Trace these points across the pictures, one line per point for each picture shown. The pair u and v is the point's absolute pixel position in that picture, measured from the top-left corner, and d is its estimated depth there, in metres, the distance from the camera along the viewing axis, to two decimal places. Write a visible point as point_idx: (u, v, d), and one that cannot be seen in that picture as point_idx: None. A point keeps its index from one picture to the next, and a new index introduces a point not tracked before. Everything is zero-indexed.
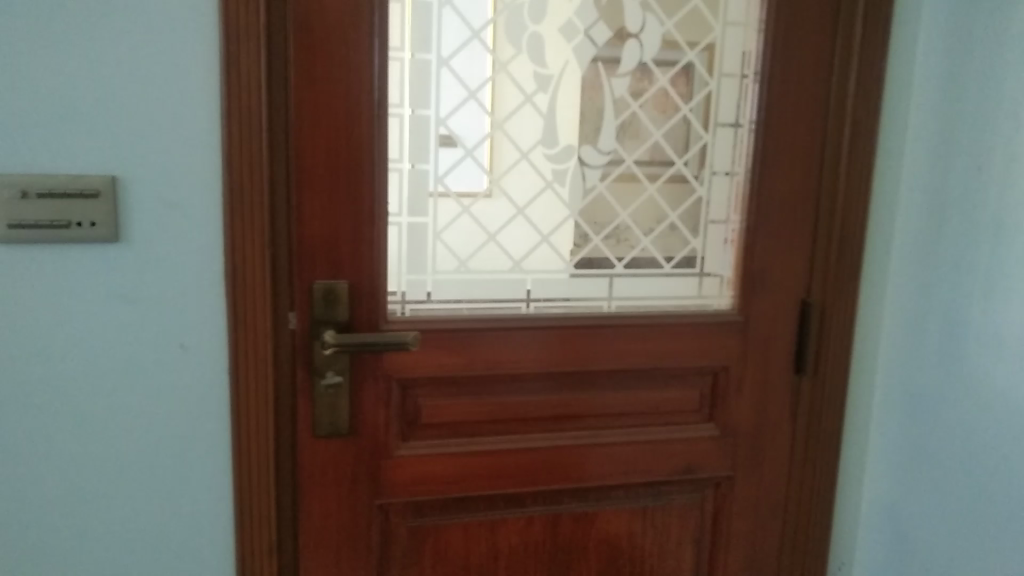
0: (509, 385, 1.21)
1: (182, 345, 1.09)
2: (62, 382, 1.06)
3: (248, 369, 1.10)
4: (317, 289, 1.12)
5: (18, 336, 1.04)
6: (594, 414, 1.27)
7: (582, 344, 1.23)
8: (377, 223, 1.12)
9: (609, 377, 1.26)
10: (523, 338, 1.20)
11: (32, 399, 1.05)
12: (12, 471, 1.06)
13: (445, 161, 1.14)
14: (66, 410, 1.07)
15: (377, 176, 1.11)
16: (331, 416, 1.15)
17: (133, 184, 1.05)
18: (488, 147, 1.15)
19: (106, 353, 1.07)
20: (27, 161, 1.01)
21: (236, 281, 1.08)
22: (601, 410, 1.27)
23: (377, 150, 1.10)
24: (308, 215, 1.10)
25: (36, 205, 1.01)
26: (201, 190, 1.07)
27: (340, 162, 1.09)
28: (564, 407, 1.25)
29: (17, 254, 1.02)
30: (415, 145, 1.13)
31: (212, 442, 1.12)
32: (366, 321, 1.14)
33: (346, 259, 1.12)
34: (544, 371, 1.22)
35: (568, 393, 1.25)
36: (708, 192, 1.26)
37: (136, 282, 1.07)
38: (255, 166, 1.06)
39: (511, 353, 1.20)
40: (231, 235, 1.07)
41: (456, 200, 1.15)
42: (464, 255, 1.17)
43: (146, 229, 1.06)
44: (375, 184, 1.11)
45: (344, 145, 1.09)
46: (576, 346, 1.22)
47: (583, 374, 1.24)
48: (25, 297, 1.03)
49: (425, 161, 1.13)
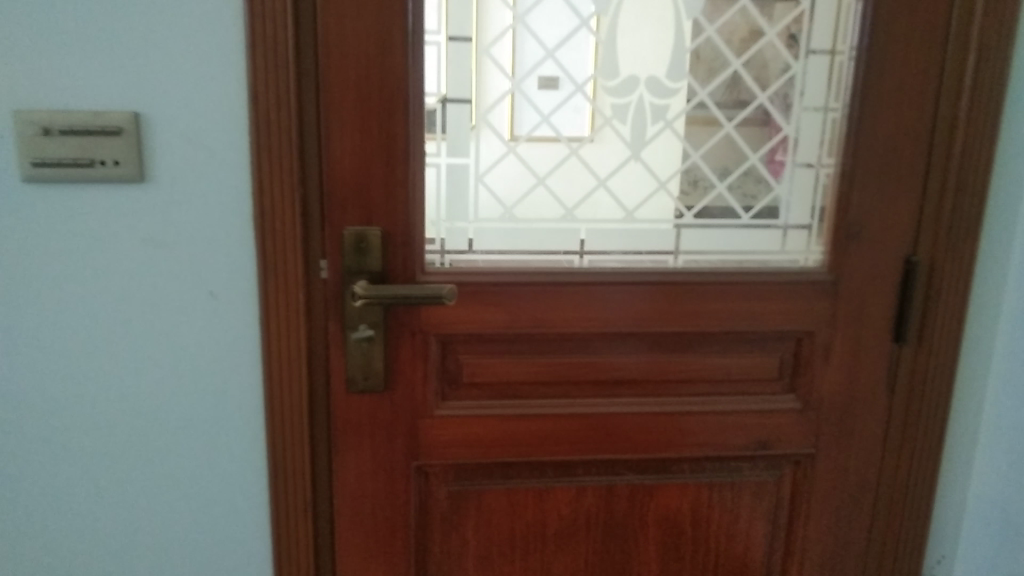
0: (581, 343, 1.11)
1: (212, 293, 1.04)
2: (93, 326, 1.03)
3: (279, 318, 1.04)
4: (348, 235, 1.03)
5: (46, 278, 1.01)
6: (677, 376, 1.14)
7: (643, 304, 1.10)
8: (413, 164, 1.02)
9: (675, 340, 1.13)
10: (615, 294, 1.09)
11: (63, 343, 1.03)
12: (47, 414, 1.05)
13: (489, 96, 1.03)
14: (96, 356, 1.04)
15: (414, 113, 1.01)
16: (364, 370, 1.07)
17: (157, 121, 0.98)
18: (538, 80, 1.03)
19: (136, 299, 1.03)
20: (49, 95, 0.96)
21: (265, 226, 1.01)
22: (691, 374, 1.14)
23: (413, 83, 1.00)
24: (338, 155, 1.01)
25: (59, 142, 0.96)
26: (228, 126, 0.99)
27: (373, 96, 1.00)
28: (661, 370, 1.14)
29: (42, 193, 0.98)
30: (455, 77, 1.02)
31: (245, 394, 1.07)
32: (402, 272, 1.05)
33: (379, 203, 1.03)
34: (635, 330, 1.11)
35: (665, 355, 1.13)
36: (797, 131, 1.09)
37: (164, 225, 1.01)
38: (283, 100, 0.98)
39: (599, 311, 1.09)
40: (258, 176, 1.00)
41: (501, 138, 1.04)
42: (509, 202, 1.06)
43: (172, 169, 1.00)
44: (411, 121, 1.01)
45: (377, 78, 0.99)
46: (636, 305, 1.10)
47: (687, 335, 1.12)
48: (51, 238, 1.00)
49: (467, 95, 1.02)
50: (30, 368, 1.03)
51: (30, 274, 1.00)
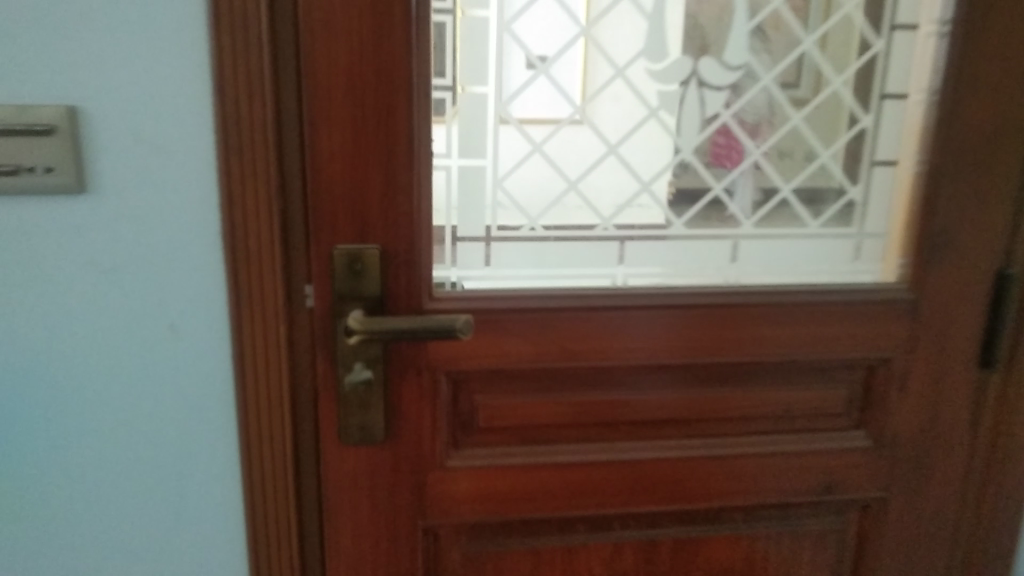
0: (613, 378, 0.93)
1: (173, 327, 0.86)
2: (30, 366, 0.85)
3: (256, 356, 0.87)
4: (339, 254, 0.84)
5: None
6: (718, 417, 0.97)
7: (671, 331, 0.92)
8: (416, 168, 0.83)
9: (711, 372, 0.95)
10: (635, 320, 0.90)
11: None
12: None
13: (510, 82, 0.84)
14: (36, 402, 0.87)
15: (417, 104, 0.81)
16: (361, 418, 0.88)
17: (99, 117, 0.80)
18: (570, 63, 0.85)
19: (81, 333, 0.85)
20: None
21: (236, 243, 0.83)
22: (731, 413, 0.97)
23: (416, 68, 0.81)
24: (325, 157, 0.82)
25: None
26: (188, 123, 0.81)
27: (367, 84, 0.80)
28: (697, 409, 0.96)
29: None
30: (468, 61, 0.83)
31: (217, 442, 0.90)
32: (405, 298, 0.86)
33: (376, 216, 0.83)
34: (661, 364, 0.93)
35: (701, 389, 0.95)
36: (876, 122, 0.92)
37: (111, 244, 0.83)
38: (255, 90, 0.79)
39: (620, 339, 0.91)
40: (227, 183, 0.82)
41: (525, 136, 0.86)
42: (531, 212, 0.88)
43: (120, 176, 0.81)
44: (413, 115, 0.81)
45: (371, 63, 0.80)
46: (657, 333, 0.91)
47: (724, 366, 0.95)
48: None
49: (482, 82, 0.84)
50: None
51: None
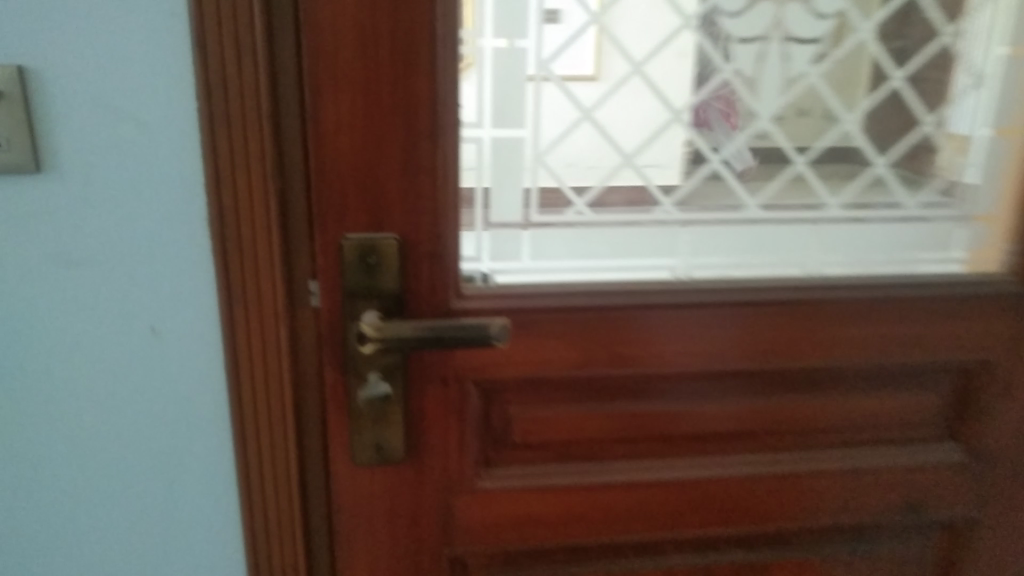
0: (670, 386, 0.80)
1: (155, 331, 0.72)
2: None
3: (253, 365, 0.74)
4: (350, 246, 0.70)
5: None
6: (789, 430, 0.84)
7: (737, 333, 0.78)
8: (442, 141, 0.68)
9: (784, 379, 0.81)
10: (695, 320, 0.77)
11: None
12: None
13: (556, 38, 0.72)
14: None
15: (442, 62, 0.66)
16: (376, 437, 0.75)
17: (55, 82, 0.66)
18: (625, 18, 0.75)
19: (42, 343, 0.71)
20: None
21: (226, 232, 0.70)
22: (803, 425, 0.84)
23: (444, 18, 0.65)
24: (330, 129, 0.67)
25: None
26: (165, 87, 0.67)
27: (383, 37, 0.65)
28: (767, 421, 0.82)
29: None
30: (504, 9, 0.69)
31: (209, 467, 0.77)
32: (428, 296, 0.72)
33: (393, 200, 0.69)
34: (728, 370, 0.79)
35: (771, 399, 0.82)
36: (988, 83, 0.81)
37: (74, 237, 0.69)
38: (246, 47, 0.66)
39: (677, 342, 0.77)
40: (213, 161, 0.68)
41: (566, 96, 0.75)
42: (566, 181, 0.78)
43: (83, 154, 0.67)
44: (437, 76, 0.66)
45: (387, 11, 0.64)
46: (722, 335, 0.77)
47: (797, 373, 0.81)
48: None
49: (521, 36, 0.70)
50: None
51: None
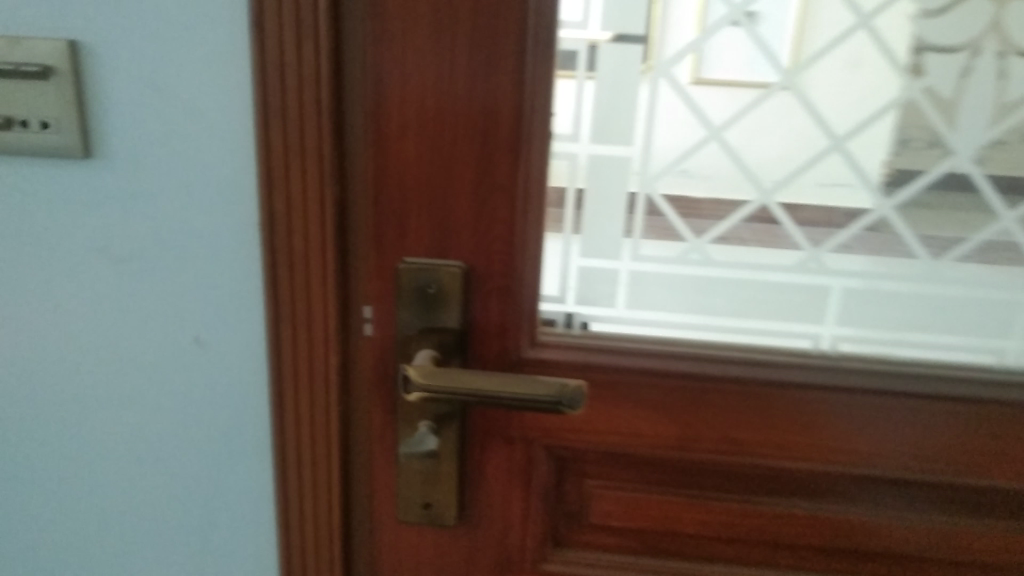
0: (795, 484, 0.63)
1: (199, 342, 0.65)
2: (24, 376, 0.67)
3: (297, 395, 0.64)
4: (407, 271, 0.59)
5: None
6: (951, 563, 0.64)
7: (890, 431, 0.60)
8: (526, 158, 0.55)
9: (950, 496, 0.62)
10: (835, 410, 0.60)
11: None
12: None
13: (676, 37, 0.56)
14: (31, 419, 0.68)
15: (533, 59, 0.53)
16: (423, 495, 0.63)
17: (107, 60, 0.59)
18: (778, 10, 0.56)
19: (84, 343, 0.66)
20: None
21: (276, 242, 0.61)
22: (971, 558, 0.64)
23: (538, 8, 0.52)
24: (393, 133, 0.56)
25: None
26: (220, 71, 0.58)
27: (461, 30, 0.53)
28: (921, 546, 0.64)
29: None
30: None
31: (247, 500, 0.68)
32: (495, 338, 0.60)
33: (462, 224, 0.57)
34: (872, 475, 0.61)
35: (932, 521, 0.63)
36: None
37: (122, 231, 0.63)
38: (308, 30, 0.56)
39: (808, 433, 0.60)
40: (265, 161, 0.59)
41: (685, 102, 0.57)
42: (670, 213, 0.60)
43: (133, 141, 0.60)
44: (524, 75, 0.53)
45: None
46: (869, 431, 0.60)
47: (968, 490, 0.62)
48: None
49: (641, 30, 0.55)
50: None
51: None
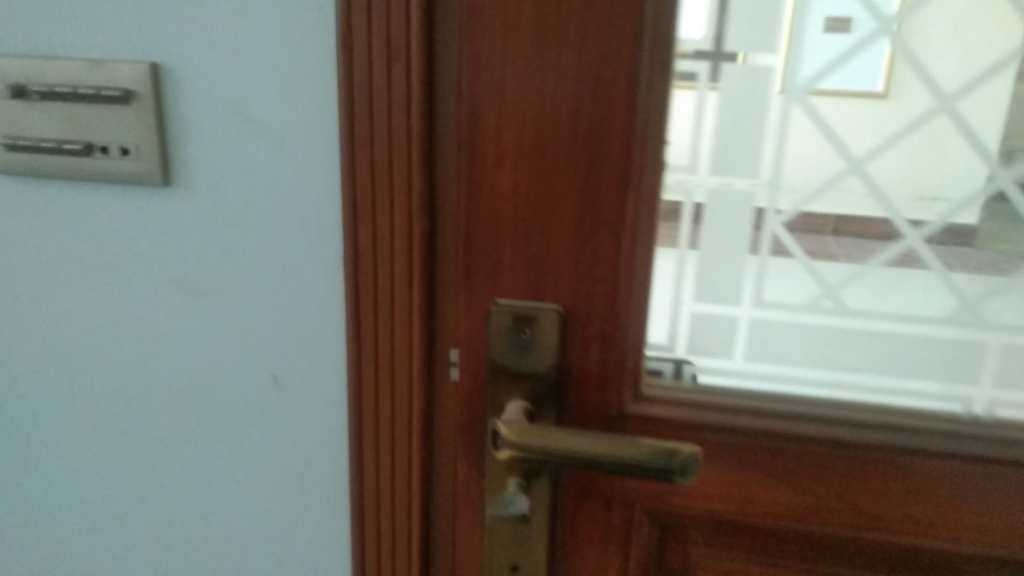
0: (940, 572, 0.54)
1: (278, 380, 0.61)
2: (104, 406, 0.65)
3: (378, 440, 0.60)
4: (500, 314, 0.53)
5: (46, 328, 0.64)
6: None
7: None
8: (634, 194, 0.49)
9: None
10: (990, 490, 0.51)
11: (68, 424, 0.66)
12: (51, 522, 0.69)
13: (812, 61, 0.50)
14: (109, 450, 0.66)
15: (647, 84, 0.47)
16: (512, 559, 0.57)
17: (189, 83, 0.56)
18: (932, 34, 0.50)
19: (164, 376, 0.63)
20: (36, 37, 0.57)
21: (360, 279, 0.57)
22: None
23: (653, 29, 0.46)
24: (488, 165, 0.51)
25: (41, 112, 0.58)
26: (305, 96, 0.54)
27: (567, 55, 0.47)
28: None
29: (34, 197, 0.60)
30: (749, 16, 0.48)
31: (323, 546, 0.64)
32: (595, 389, 0.54)
33: (563, 262, 0.52)
34: None
35: None
36: None
37: (201, 261, 0.60)
38: (399, 51, 0.51)
39: (956, 513, 0.52)
40: (350, 191, 0.55)
41: (821, 128, 0.51)
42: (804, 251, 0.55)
43: (214, 168, 0.57)
44: (637, 102, 0.48)
45: (576, 20, 0.47)
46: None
47: None
48: (47, 267, 0.62)
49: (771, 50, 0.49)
50: (28, 456, 0.68)
51: (24, 320, 0.64)
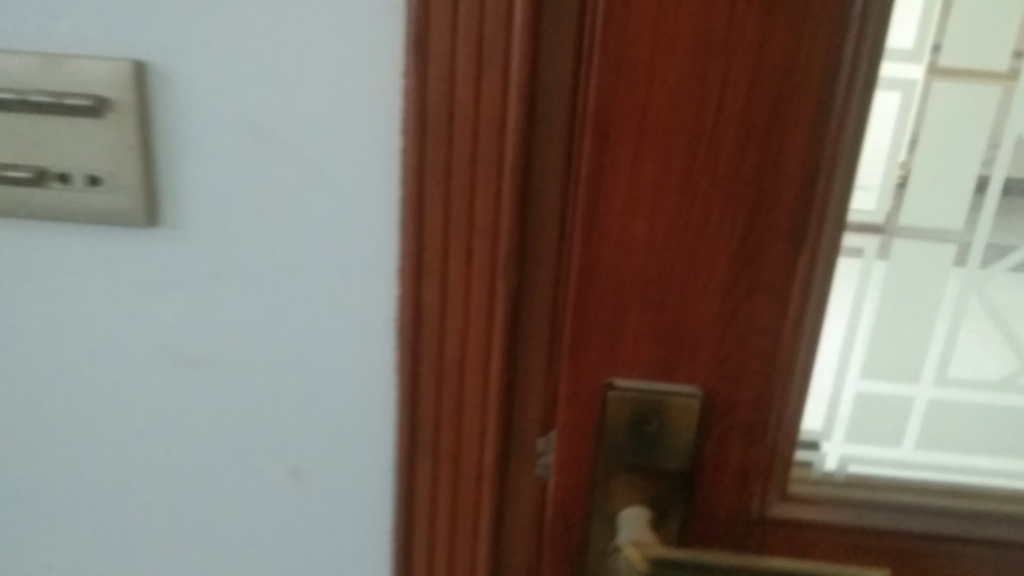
0: None
1: (298, 471, 0.49)
2: (64, 499, 0.51)
3: (433, 547, 0.47)
4: (620, 400, 0.41)
5: None
6: None
7: None
8: (806, 255, 0.38)
9: None
10: None
11: (15, 520, 0.51)
12: None
13: None
14: (72, 550, 0.52)
15: (839, 118, 0.36)
16: None
17: (189, 92, 0.41)
18: None
19: (147, 463, 0.49)
20: None
21: (421, 352, 0.44)
22: None
23: (856, 48, 0.35)
24: (615, 212, 0.38)
25: None
26: (354, 111, 0.41)
27: (739, 76, 0.35)
28: None
29: None
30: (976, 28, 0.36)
31: None
32: (732, 486, 0.43)
33: (704, 338, 0.40)
34: None
35: None
36: None
37: (201, 321, 0.46)
38: (494, 57, 0.38)
39: None
40: (414, 240, 0.42)
41: None
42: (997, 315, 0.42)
43: (220, 204, 0.43)
44: (824, 140, 0.36)
45: (757, 32, 0.35)
46: None
47: None
48: None
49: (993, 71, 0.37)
50: None
51: None
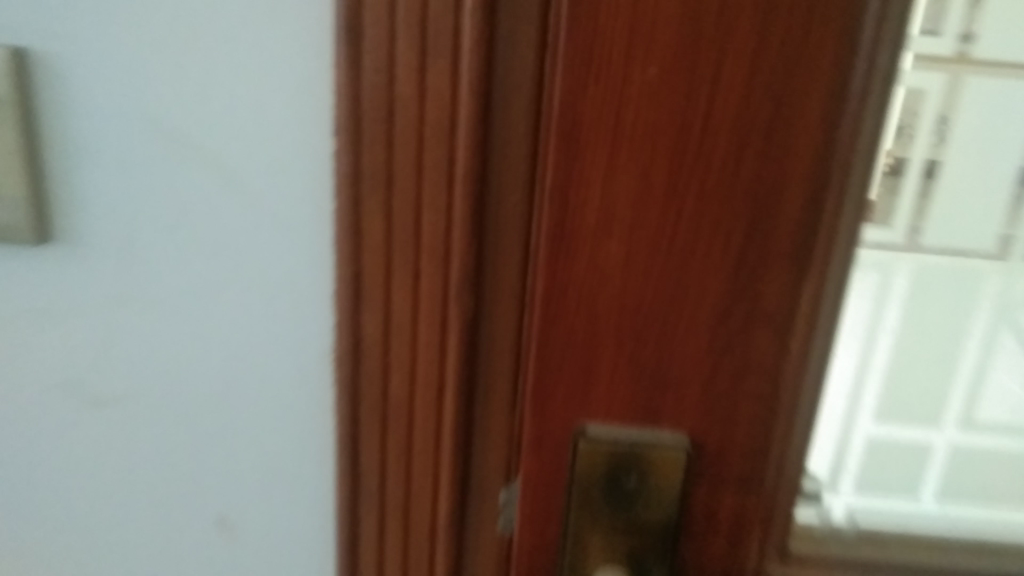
0: None
1: (226, 522, 0.42)
2: None
3: None
4: (593, 449, 0.35)
5: None
6: None
7: None
8: (811, 283, 0.32)
9: None
10: None
11: None
12: None
13: None
14: None
15: (851, 122, 0.30)
16: None
17: (81, 87, 0.35)
18: None
19: (53, 512, 0.43)
20: None
21: (363, 390, 0.38)
22: None
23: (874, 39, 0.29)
24: (586, 233, 0.32)
25: None
26: (277, 110, 0.35)
27: (736, 72, 0.29)
28: None
29: None
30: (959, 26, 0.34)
31: None
32: (723, 544, 0.37)
33: (692, 380, 0.34)
34: None
35: None
36: None
37: (105, 355, 0.40)
38: (441, 45, 0.32)
39: None
40: (352, 261, 0.35)
41: None
42: None
43: (124, 219, 0.37)
44: (833, 148, 0.30)
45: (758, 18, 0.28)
46: None
47: None
48: None
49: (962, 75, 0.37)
50: None
51: None
